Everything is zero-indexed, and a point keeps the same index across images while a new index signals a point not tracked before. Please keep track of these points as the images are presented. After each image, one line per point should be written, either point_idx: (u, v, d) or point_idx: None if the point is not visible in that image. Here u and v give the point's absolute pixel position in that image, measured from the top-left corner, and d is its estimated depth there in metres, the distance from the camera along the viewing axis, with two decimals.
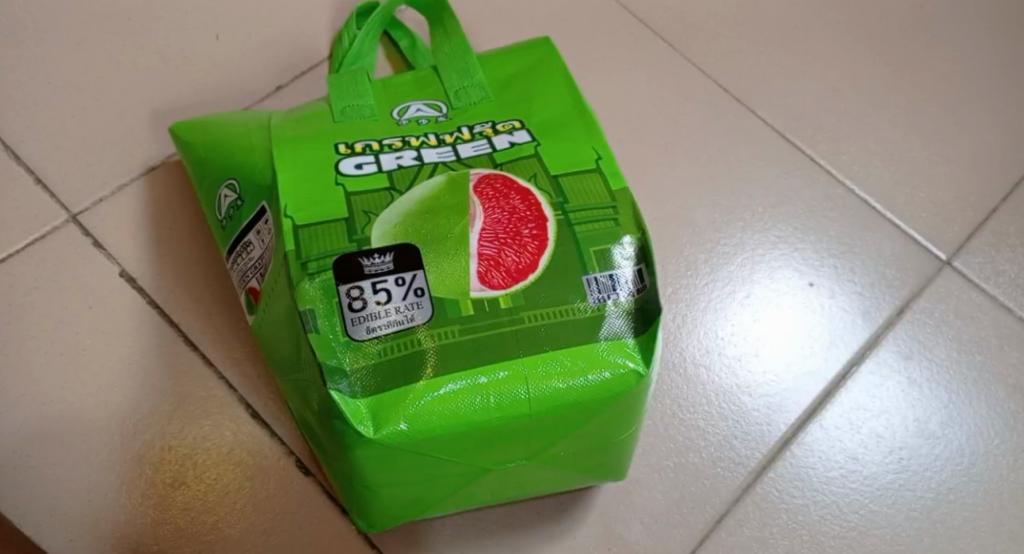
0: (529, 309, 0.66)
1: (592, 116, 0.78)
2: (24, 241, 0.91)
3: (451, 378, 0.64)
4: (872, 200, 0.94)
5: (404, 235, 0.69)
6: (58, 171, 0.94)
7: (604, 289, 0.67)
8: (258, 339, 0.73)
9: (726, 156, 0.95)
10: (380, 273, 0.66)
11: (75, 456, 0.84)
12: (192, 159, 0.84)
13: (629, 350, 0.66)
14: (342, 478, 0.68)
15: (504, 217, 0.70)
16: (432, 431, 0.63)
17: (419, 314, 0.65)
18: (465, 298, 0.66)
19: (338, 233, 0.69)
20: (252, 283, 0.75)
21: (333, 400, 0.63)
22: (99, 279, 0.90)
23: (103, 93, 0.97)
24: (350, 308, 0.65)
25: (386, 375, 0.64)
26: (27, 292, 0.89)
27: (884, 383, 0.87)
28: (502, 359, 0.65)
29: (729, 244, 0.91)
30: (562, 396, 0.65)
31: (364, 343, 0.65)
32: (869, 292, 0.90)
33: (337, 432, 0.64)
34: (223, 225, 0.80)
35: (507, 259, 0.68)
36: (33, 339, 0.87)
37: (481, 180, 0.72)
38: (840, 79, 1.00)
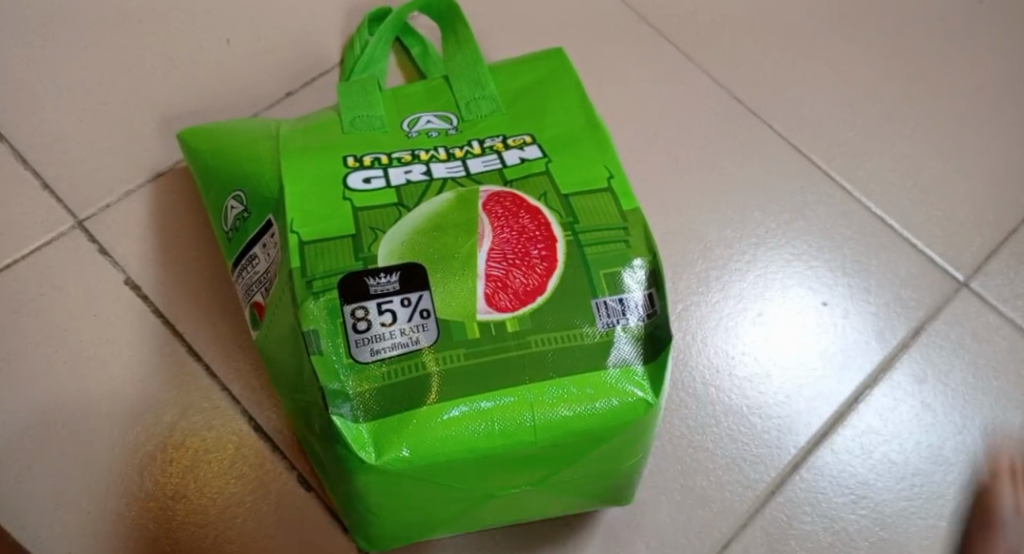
0: (536, 332, 0.65)
1: (605, 133, 0.77)
2: (30, 247, 0.90)
3: (454, 404, 0.63)
4: (889, 218, 0.93)
5: (411, 253, 0.67)
6: (64, 176, 0.93)
7: (614, 313, 0.66)
8: (263, 357, 0.72)
9: (741, 170, 0.94)
10: (385, 293, 0.66)
11: (76, 466, 0.83)
12: (199, 168, 0.83)
13: (636, 378, 0.64)
14: (345, 503, 0.67)
15: (513, 237, 0.68)
16: (434, 457, 0.62)
17: (425, 336, 0.64)
18: (471, 320, 0.65)
19: (344, 250, 0.68)
20: (257, 298, 0.74)
21: (334, 423, 0.62)
22: (103, 286, 0.89)
23: (110, 97, 0.96)
24: (354, 329, 0.65)
25: (389, 400, 0.63)
26: (31, 298, 0.88)
27: (897, 407, 0.85)
28: (507, 385, 0.64)
29: (742, 261, 0.90)
30: (568, 424, 0.63)
31: (367, 366, 0.64)
32: (883, 313, 0.89)
33: (339, 456, 0.63)
34: (229, 237, 0.79)
35: (514, 281, 0.66)
36: (36, 346, 0.86)
37: (489, 197, 0.70)
38: (859, 92, 0.98)
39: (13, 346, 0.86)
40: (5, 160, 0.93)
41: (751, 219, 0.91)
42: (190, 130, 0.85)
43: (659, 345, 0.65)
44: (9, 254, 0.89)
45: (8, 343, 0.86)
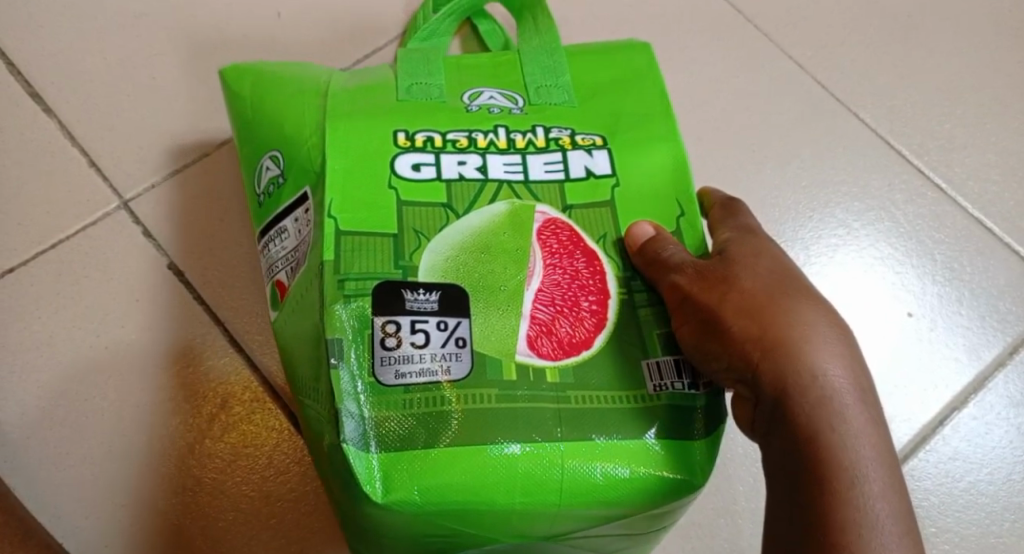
0: (580, 388, 0.61)
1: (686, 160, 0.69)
2: (73, 227, 0.83)
3: (485, 449, 0.58)
4: (989, 222, 0.85)
5: (454, 274, 0.62)
6: (110, 151, 0.86)
7: (664, 376, 0.62)
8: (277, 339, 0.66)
9: (823, 165, 0.86)
10: (419, 313, 0.61)
11: (111, 457, 0.77)
12: (236, 112, 0.73)
13: (687, 459, 0.60)
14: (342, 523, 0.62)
15: (564, 280, 0.64)
16: (454, 501, 0.57)
17: (455, 368, 0.60)
18: (509, 360, 0.61)
19: (376, 256, 0.62)
20: (282, 277, 0.66)
21: (346, 447, 0.57)
22: (146, 270, 0.82)
23: (159, 68, 0.89)
24: (383, 346, 0.60)
25: (408, 432, 0.58)
26: (70, 282, 0.81)
27: (989, 431, 0.78)
28: (547, 439, 0.59)
29: (821, 261, 0.82)
30: (596, 490, 0.59)
31: (390, 389, 0.59)
32: (976, 328, 0.81)
33: (346, 485, 0.58)
34: (260, 200, 0.69)
35: (561, 329, 0.62)
36: (74, 335, 0.80)
37: (546, 226, 0.65)
38: (959, 79, 0.90)
39: (49, 333, 0.80)
40: (46, 132, 0.86)
41: (849, 207, 0.84)
42: (234, 67, 0.74)
43: (710, 419, 0.61)
44: (49, 235, 0.82)
45: (44, 329, 0.80)
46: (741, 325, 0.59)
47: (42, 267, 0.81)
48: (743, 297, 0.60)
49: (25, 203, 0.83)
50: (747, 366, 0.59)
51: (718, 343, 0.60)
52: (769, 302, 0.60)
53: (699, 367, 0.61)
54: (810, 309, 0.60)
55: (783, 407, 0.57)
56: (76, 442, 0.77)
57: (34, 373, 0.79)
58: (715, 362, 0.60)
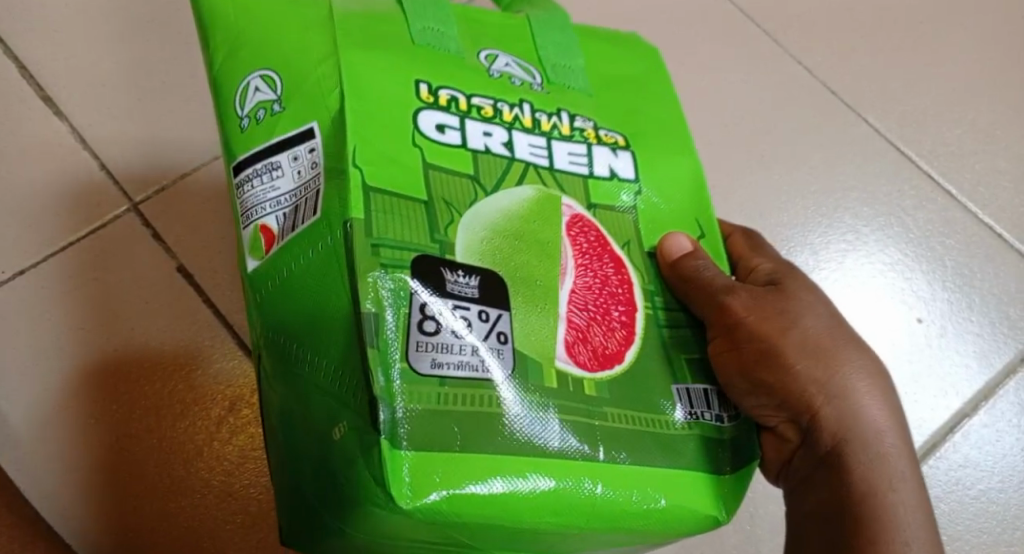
0: (617, 407, 0.51)
1: (702, 186, 0.60)
2: (85, 232, 0.80)
3: (530, 460, 0.48)
4: (999, 228, 0.84)
5: (491, 256, 0.51)
6: (121, 153, 0.83)
7: (696, 405, 0.54)
8: (259, 291, 0.52)
9: (831, 169, 0.85)
10: (462, 298, 0.49)
11: (119, 460, 0.75)
12: (209, 12, 0.56)
13: (717, 496, 0.53)
14: (299, 515, 0.51)
15: (596, 284, 0.54)
16: (479, 516, 0.47)
17: (498, 372, 0.48)
18: (549, 365, 0.50)
19: (412, 218, 0.50)
20: (267, 221, 0.52)
21: (383, 446, 0.45)
22: (161, 275, 0.80)
23: (171, 66, 0.86)
24: (422, 331, 0.47)
25: (444, 433, 0.46)
26: (81, 287, 0.78)
27: (1000, 439, 0.78)
28: (596, 456, 0.50)
29: (830, 267, 0.82)
30: (625, 517, 0.50)
31: (426, 382, 0.47)
32: (986, 335, 0.81)
33: (347, 486, 0.46)
34: (240, 125, 0.54)
35: (595, 338, 0.52)
36: (87, 343, 0.77)
37: (573, 223, 0.54)
38: (969, 83, 0.89)
39: (60, 340, 0.77)
40: (53, 132, 0.82)
41: (858, 212, 0.84)
42: None
43: (738, 454, 0.55)
44: (59, 240, 0.79)
45: (54, 336, 0.77)
46: (804, 366, 0.55)
47: (52, 273, 0.78)
48: (806, 334, 0.56)
49: (28, 205, 0.80)
50: (805, 409, 0.55)
51: (776, 379, 0.55)
52: (829, 343, 0.57)
53: (738, 400, 0.55)
54: (865, 352, 0.57)
55: (833, 455, 0.55)
56: (89, 449, 0.75)
57: (42, 381, 0.76)
58: (763, 399, 0.55)
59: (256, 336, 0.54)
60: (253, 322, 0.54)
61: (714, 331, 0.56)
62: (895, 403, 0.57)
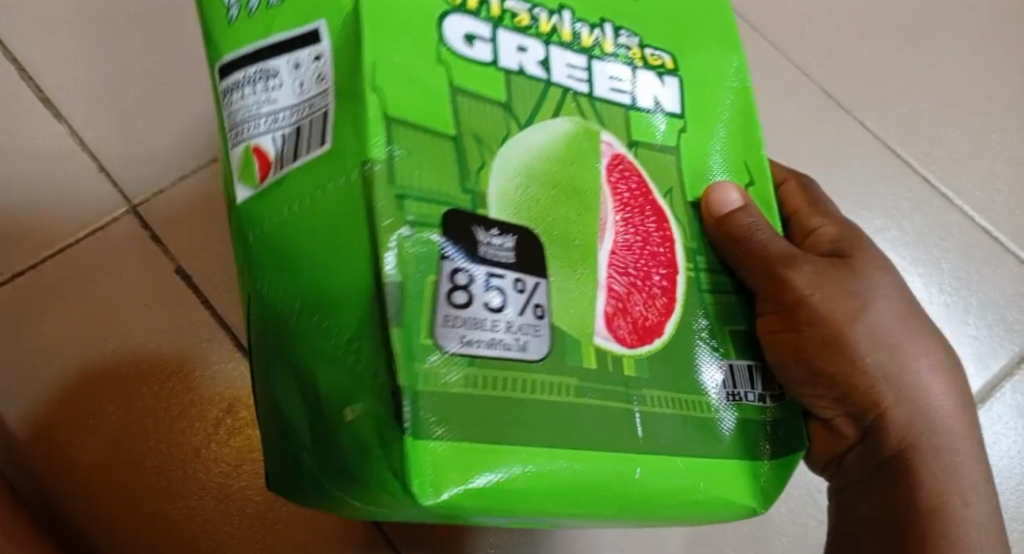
0: (654, 388, 0.50)
1: (750, 108, 0.58)
2: (83, 234, 0.79)
3: (559, 451, 0.45)
4: (997, 231, 0.85)
5: (528, 210, 0.47)
6: (121, 154, 0.82)
7: (737, 385, 0.54)
8: (252, 232, 0.47)
9: (826, 170, 0.86)
10: (496, 263, 0.44)
11: (117, 461, 0.75)
12: None
13: (753, 485, 0.53)
14: (285, 476, 0.48)
15: (637, 243, 0.51)
16: (499, 511, 0.44)
17: (534, 345, 0.45)
18: (586, 344, 0.47)
19: (440, 166, 0.45)
20: (265, 142, 0.46)
21: (408, 440, 0.41)
22: (160, 278, 0.80)
23: (169, 63, 0.84)
24: (452, 303, 0.43)
25: (469, 419, 0.43)
26: (80, 290, 0.78)
27: (995, 441, 0.79)
28: (626, 445, 0.48)
29: None
30: (655, 505, 0.49)
31: (453, 358, 0.43)
32: (983, 338, 0.82)
33: (364, 474, 0.43)
34: (230, 18, 0.48)
35: (635, 308, 0.50)
36: (87, 346, 0.77)
37: (614, 163, 0.51)
38: (966, 87, 0.90)
39: (60, 345, 0.77)
40: (51, 133, 0.81)
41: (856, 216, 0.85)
42: None
43: (781, 439, 0.55)
44: (57, 243, 0.79)
45: (53, 341, 0.77)
46: (868, 357, 0.58)
47: (52, 276, 0.78)
48: (872, 326, 0.58)
49: (26, 206, 0.79)
50: (874, 408, 0.59)
51: (842, 368, 0.58)
52: (889, 337, 0.59)
53: (793, 385, 0.57)
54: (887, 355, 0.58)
55: (896, 456, 0.59)
56: (88, 452, 0.75)
57: (43, 385, 0.76)
58: (824, 388, 0.58)
59: (244, 273, 0.49)
60: (240, 257, 0.49)
61: (766, 302, 0.56)
62: (938, 399, 0.60)
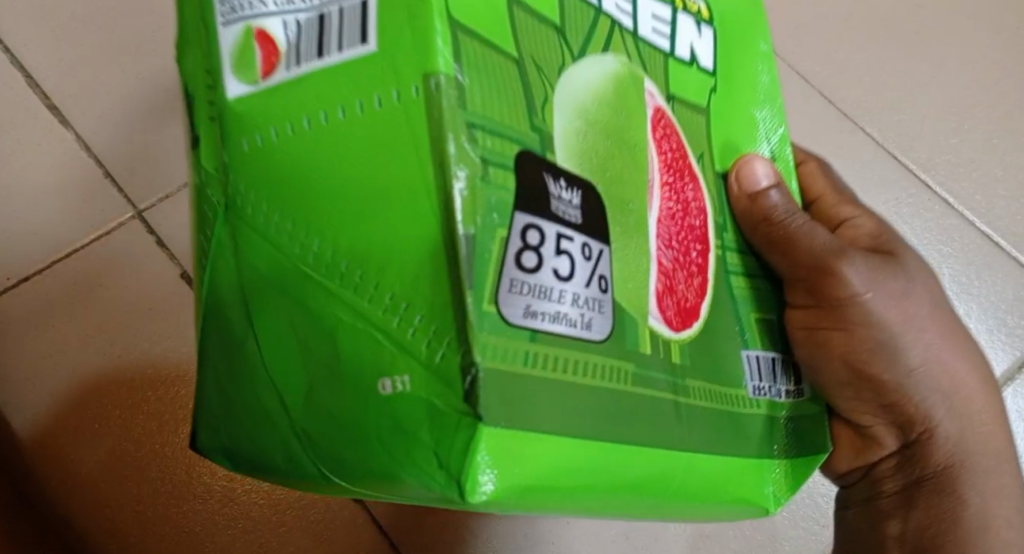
0: (695, 377, 0.42)
1: (777, 109, 0.56)
2: (91, 240, 0.71)
3: (607, 445, 0.37)
4: (999, 238, 0.84)
5: (589, 159, 0.39)
6: (112, 147, 0.73)
7: (763, 378, 0.47)
8: (246, 141, 0.36)
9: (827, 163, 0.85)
10: (567, 223, 0.36)
11: (121, 465, 0.69)
12: None
13: (769, 486, 0.46)
14: (251, 441, 0.40)
15: (676, 210, 0.45)
16: (533, 507, 0.36)
17: (598, 326, 0.37)
18: (645, 327, 0.40)
19: (511, 98, 0.35)
20: (268, 26, 0.36)
21: (478, 432, 0.32)
22: (147, 295, 0.71)
23: (149, 56, 0.75)
24: (522, 269, 0.34)
25: (533, 404, 0.34)
26: (82, 293, 0.71)
27: None
28: (667, 442, 0.40)
29: None
30: (688, 498, 0.42)
31: (518, 336, 0.34)
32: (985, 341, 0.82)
33: (402, 457, 0.34)
34: None
35: (680, 286, 0.43)
36: (95, 338, 0.70)
37: (657, 117, 0.46)
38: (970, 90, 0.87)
39: (68, 348, 0.70)
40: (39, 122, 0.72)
41: None
42: None
43: (799, 442, 0.48)
44: (64, 247, 0.71)
45: (66, 337, 0.70)
46: (917, 367, 0.52)
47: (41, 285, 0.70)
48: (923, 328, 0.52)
49: (18, 202, 0.71)
50: (924, 423, 0.52)
51: (892, 376, 0.51)
52: (939, 329, 0.53)
53: (830, 388, 0.51)
54: (933, 342, 0.52)
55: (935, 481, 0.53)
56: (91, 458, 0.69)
57: (59, 376, 0.69)
58: (867, 395, 0.52)
59: (216, 194, 0.39)
60: (216, 176, 0.39)
61: (800, 291, 0.50)
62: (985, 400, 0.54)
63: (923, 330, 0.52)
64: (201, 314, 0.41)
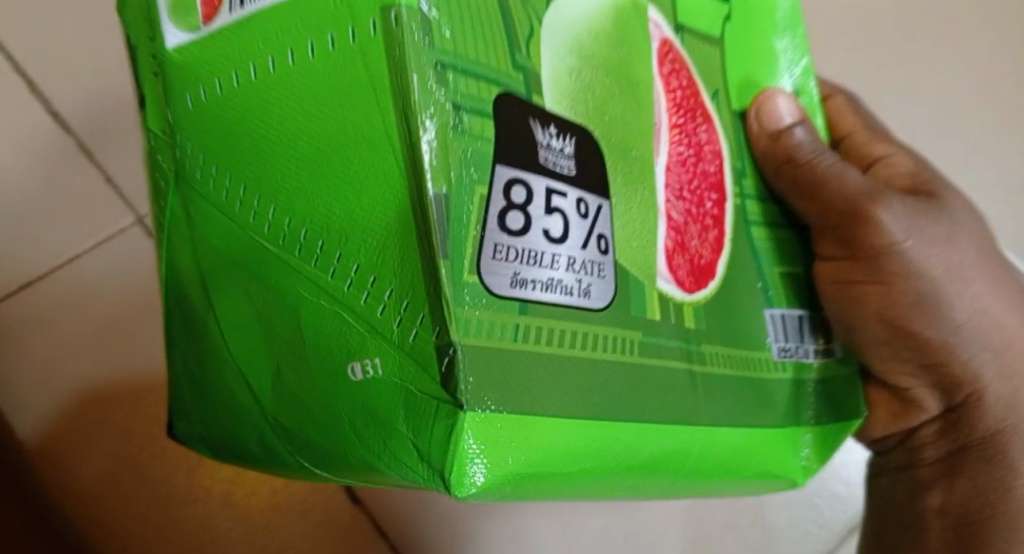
0: (711, 341, 0.38)
1: (800, 38, 0.50)
2: (92, 244, 0.64)
3: (614, 425, 0.33)
4: None
5: (583, 101, 0.34)
6: (84, 115, 0.64)
7: (790, 338, 0.43)
8: (191, 96, 0.32)
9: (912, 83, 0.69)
10: (558, 175, 0.31)
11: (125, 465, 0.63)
12: None
13: (799, 457, 0.42)
14: (224, 431, 0.35)
15: (688, 156, 0.41)
16: (530, 497, 0.32)
17: (597, 293, 0.32)
18: (653, 291, 0.35)
19: (488, 34, 0.30)
20: None
21: (459, 422, 0.28)
22: (130, 285, 0.64)
23: None
24: (507, 231, 0.29)
25: (525, 384, 0.30)
26: (76, 297, 0.63)
27: None
28: (682, 418, 0.35)
29: None
30: (703, 475, 0.37)
31: (505, 309, 0.29)
32: None
33: (378, 447, 0.30)
34: None
35: (693, 243, 0.39)
36: (88, 344, 0.63)
37: (663, 50, 0.41)
38: None
39: (59, 352, 0.63)
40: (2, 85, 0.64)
41: None
42: None
43: (830, 406, 0.44)
44: (67, 254, 0.63)
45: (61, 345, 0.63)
46: (963, 323, 0.47)
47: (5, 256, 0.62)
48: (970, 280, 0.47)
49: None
50: (972, 385, 0.48)
51: (937, 333, 0.46)
52: (991, 285, 0.47)
53: (866, 346, 0.46)
54: (983, 296, 0.47)
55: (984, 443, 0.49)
56: (90, 467, 0.62)
57: (52, 387, 0.63)
58: (907, 354, 0.47)
59: (167, 159, 0.35)
60: (164, 139, 0.35)
61: (828, 241, 0.45)
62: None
63: (969, 281, 0.47)
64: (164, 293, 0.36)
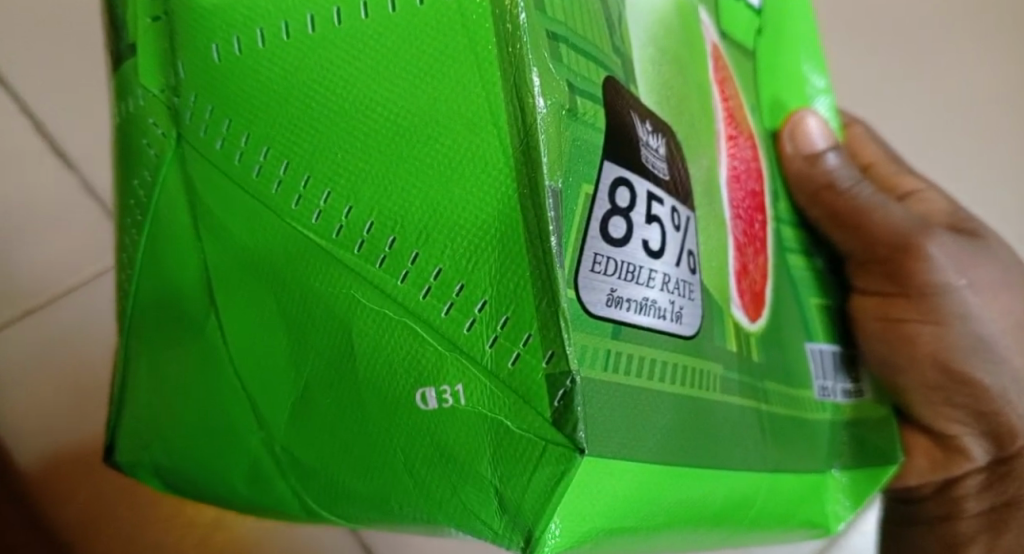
0: (770, 376, 0.35)
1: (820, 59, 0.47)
2: (87, 278, 0.61)
3: (702, 472, 0.28)
4: None
5: (666, 100, 0.30)
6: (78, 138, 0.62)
7: (828, 376, 0.40)
8: (218, 47, 0.26)
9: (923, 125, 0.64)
10: (656, 179, 0.27)
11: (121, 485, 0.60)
12: None
13: (835, 506, 0.39)
14: (205, 456, 0.29)
15: (739, 170, 0.37)
16: (609, 552, 0.27)
17: (688, 317, 0.28)
18: (728, 315, 0.32)
19: (591, 6, 0.26)
20: None
21: (575, 467, 0.22)
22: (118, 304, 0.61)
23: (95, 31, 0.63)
24: (608, 240, 0.25)
25: (628, 428, 0.25)
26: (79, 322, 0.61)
27: None
28: (752, 465, 0.32)
29: None
30: (762, 523, 0.34)
31: (599, 332, 0.24)
32: None
33: (444, 486, 0.24)
34: None
35: (751, 264, 0.35)
36: (68, 398, 0.60)
37: (715, 56, 0.38)
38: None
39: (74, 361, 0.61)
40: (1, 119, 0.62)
41: None
42: None
43: (862, 451, 0.41)
44: (59, 287, 0.61)
45: (51, 391, 0.60)
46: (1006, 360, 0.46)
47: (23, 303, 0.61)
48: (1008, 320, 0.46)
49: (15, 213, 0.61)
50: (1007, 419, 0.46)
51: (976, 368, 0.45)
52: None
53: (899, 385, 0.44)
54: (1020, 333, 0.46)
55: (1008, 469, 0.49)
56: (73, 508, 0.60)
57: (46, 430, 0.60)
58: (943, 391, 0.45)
59: (161, 122, 0.28)
60: (164, 101, 0.28)
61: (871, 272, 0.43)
62: None
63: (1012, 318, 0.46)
64: (134, 282, 0.30)
